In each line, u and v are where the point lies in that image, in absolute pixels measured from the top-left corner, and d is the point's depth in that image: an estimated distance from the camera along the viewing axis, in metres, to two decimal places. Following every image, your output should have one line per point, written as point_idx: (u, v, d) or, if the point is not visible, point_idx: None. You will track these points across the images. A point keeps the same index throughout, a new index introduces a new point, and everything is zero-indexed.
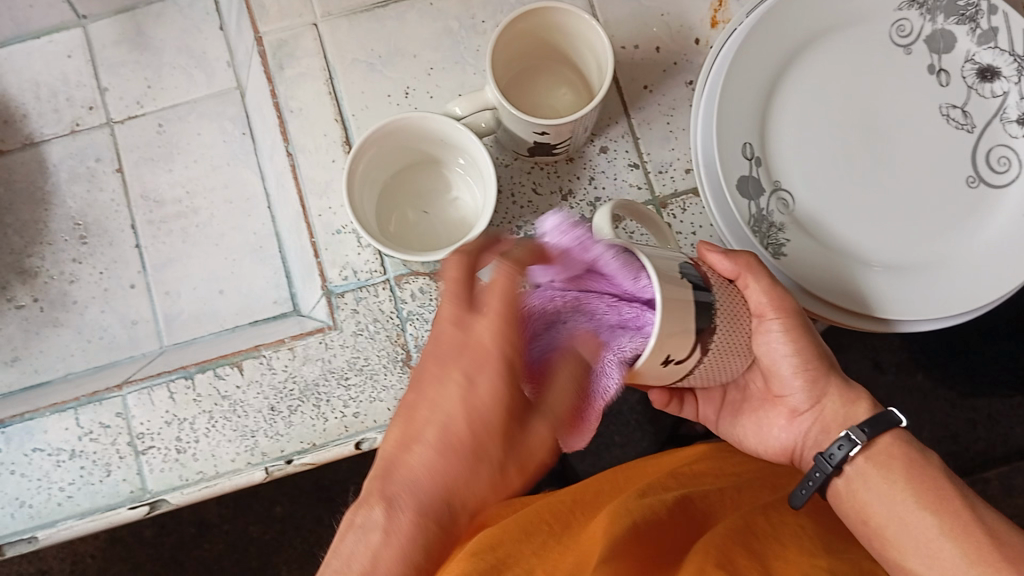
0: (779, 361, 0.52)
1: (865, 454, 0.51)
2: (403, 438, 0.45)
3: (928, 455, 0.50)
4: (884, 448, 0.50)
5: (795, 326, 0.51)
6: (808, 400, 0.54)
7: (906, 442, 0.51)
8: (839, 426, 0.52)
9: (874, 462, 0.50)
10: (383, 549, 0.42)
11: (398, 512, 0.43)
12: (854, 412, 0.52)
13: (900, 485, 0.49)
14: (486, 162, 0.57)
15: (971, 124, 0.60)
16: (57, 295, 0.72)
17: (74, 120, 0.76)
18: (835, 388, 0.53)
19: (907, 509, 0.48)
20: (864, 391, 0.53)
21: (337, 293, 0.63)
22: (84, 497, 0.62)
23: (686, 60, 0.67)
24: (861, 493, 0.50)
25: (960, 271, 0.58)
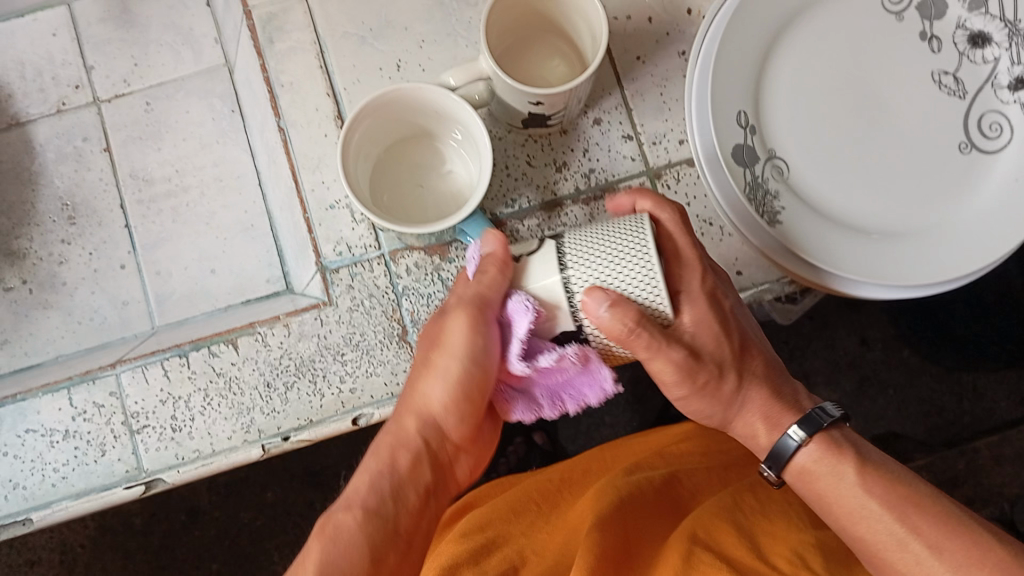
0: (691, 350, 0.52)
1: (790, 468, 0.51)
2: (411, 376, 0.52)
3: (848, 452, 0.49)
4: (813, 456, 0.50)
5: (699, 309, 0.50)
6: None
7: (828, 449, 0.50)
8: (769, 448, 0.52)
9: (800, 479, 0.50)
10: (353, 484, 0.48)
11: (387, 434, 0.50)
12: (774, 430, 0.52)
13: (833, 497, 0.49)
14: (480, 133, 0.56)
15: (964, 89, 0.60)
16: (47, 276, 0.71)
17: (61, 100, 0.75)
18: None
19: (854, 513, 0.48)
20: (790, 399, 0.54)
21: (332, 269, 0.63)
22: (79, 477, 0.61)
23: (679, 31, 0.67)
24: (803, 507, 0.51)
25: (953, 238, 0.58)
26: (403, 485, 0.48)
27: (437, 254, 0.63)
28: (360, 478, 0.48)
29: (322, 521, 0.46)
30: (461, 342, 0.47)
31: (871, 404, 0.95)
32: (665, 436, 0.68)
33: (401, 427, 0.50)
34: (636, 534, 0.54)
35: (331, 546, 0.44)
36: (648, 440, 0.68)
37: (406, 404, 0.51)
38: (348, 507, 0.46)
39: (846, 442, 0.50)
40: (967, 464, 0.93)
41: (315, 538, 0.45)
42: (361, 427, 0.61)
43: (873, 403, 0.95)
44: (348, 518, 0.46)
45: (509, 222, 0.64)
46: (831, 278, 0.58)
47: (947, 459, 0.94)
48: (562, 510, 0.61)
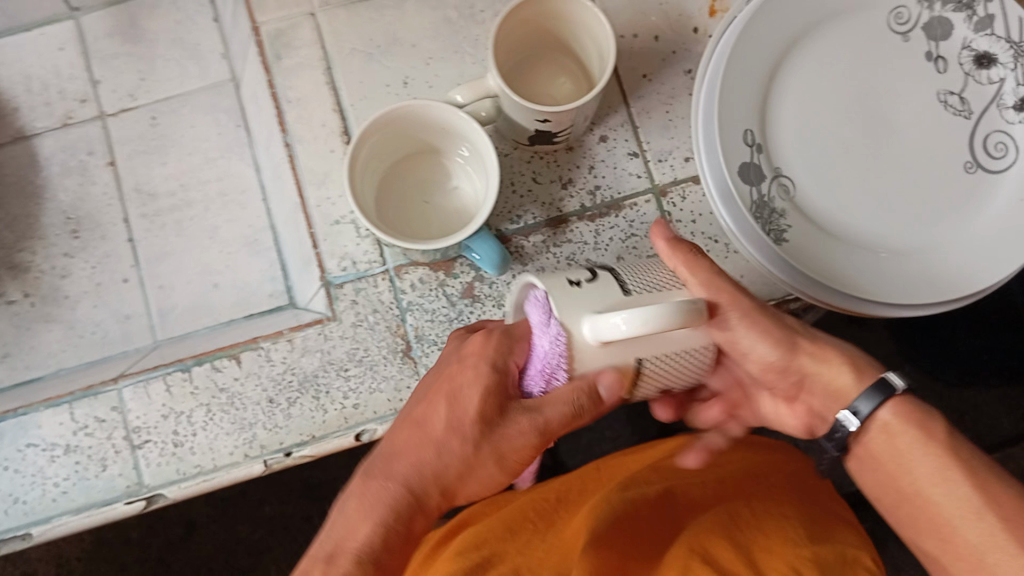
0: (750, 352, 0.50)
1: (872, 427, 0.49)
2: (416, 424, 0.49)
3: (933, 418, 0.47)
4: (884, 426, 0.48)
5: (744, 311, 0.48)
6: (797, 380, 0.51)
7: (910, 412, 0.48)
8: (834, 404, 0.50)
9: (880, 437, 0.48)
10: (349, 537, 0.46)
11: (378, 484, 0.48)
12: (842, 390, 0.49)
13: (912, 459, 0.47)
14: (487, 148, 0.56)
15: (969, 109, 0.60)
16: (49, 289, 0.71)
17: (66, 114, 0.75)
18: (807, 351, 0.50)
19: (919, 487, 0.46)
20: (847, 354, 0.50)
21: (336, 284, 0.63)
22: (79, 492, 0.60)
23: (685, 49, 0.67)
24: (874, 467, 0.49)
25: (962, 257, 0.58)
26: (406, 546, 0.48)
27: (442, 270, 0.63)
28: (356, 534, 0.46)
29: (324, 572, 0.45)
30: (519, 441, 0.46)
31: None
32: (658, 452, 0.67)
33: (413, 486, 0.48)
34: (628, 553, 0.53)
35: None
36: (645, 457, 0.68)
37: (395, 453, 0.49)
38: (354, 558, 0.45)
39: (930, 412, 0.48)
40: None
41: None
42: (364, 442, 0.61)
43: None
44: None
45: (514, 238, 0.64)
46: (839, 296, 0.58)
47: None
48: (558, 526, 0.61)
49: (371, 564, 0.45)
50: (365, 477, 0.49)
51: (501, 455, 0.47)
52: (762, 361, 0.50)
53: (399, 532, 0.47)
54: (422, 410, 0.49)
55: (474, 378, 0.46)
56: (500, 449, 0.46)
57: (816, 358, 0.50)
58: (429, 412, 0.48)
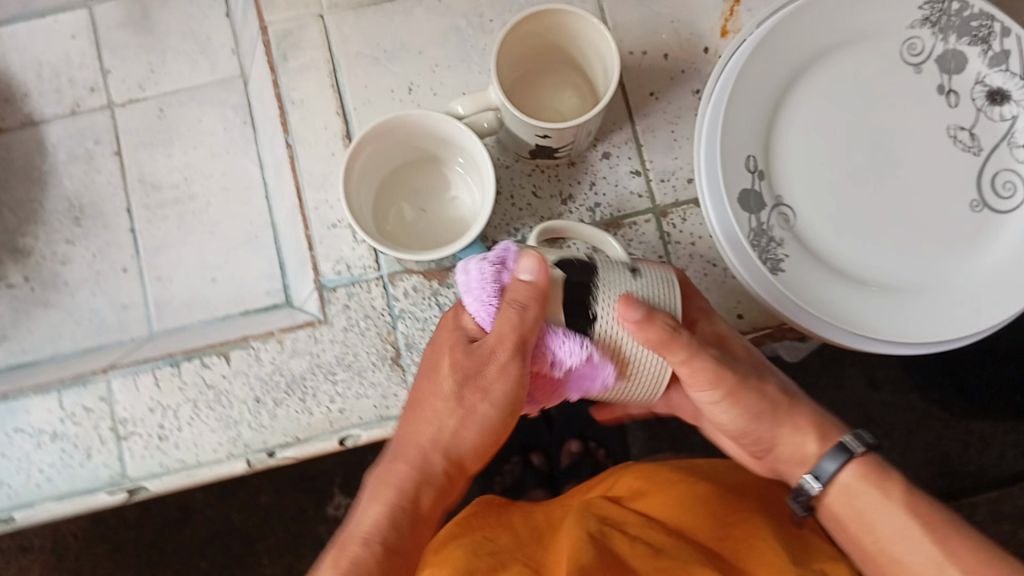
0: (726, 424, 0.54)
1: (833, 489, 0.51)
2: (414, 408, 0.52)
3: (891, 475, 0.50)
4: (845, 487, 0.51)
5: (729, 390, 0.51)
6: (766, 445, 0.55)
7: (870, 469, 0.50)
8: (797, 467, 0.54)
9: (842, 497, 0.51)
10: (360, 522, 0.49)
11: (393, 467, 0.51)
12: (807, 457, 0.53)
13: (872, 519, 0.49)
14: (484, 160, 0.56)
15: (979, 146, 0.59)
16: (50, 276, 0.72)
17: (75, 102, 0.75)
18: (784, 424, 0.54)
19: (882, 546, 0.49)
20: (817, 425, 0.54)
21: (329, 287, 0.63)
22: (63, 480, 0.61)
23: (694, 69, 0.66)
24: (837, 526, 0.51)
25: (957, 300, 0.57)
26: (420, 523, 0.50)
27: (435, 279, 0.62)
28: (370, 514, 0.49)
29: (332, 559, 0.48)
30: (502, 393, 0.47)
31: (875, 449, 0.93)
32: (648, 472, 0.65)
33: (419, 459, 0.51)
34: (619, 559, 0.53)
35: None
36: (637, 475, 0.66)
37: (403, 439, 0.52)
38: (364, 542, 0.48)
39: (887, 469, 0.51)
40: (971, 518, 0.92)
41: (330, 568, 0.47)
42: (347, 447, 0.61)
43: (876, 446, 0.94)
44: (371, 556, 0.47)
45: None
46: (827, 327, 0.57)
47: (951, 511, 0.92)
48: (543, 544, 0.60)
49: (380, 544, 0.48)
50: (379, 468, 0.52)
51: (489, 420, 0.49)
52: (736, 431, 0.54)
53: (406, 509, 0.50)
54: (425, 386, 0.51)
55: (447, 342, 0.49)
56: (485, 386, 0.47)
57: (790, 428, 0.54)
58: (421, 394, 0.52)
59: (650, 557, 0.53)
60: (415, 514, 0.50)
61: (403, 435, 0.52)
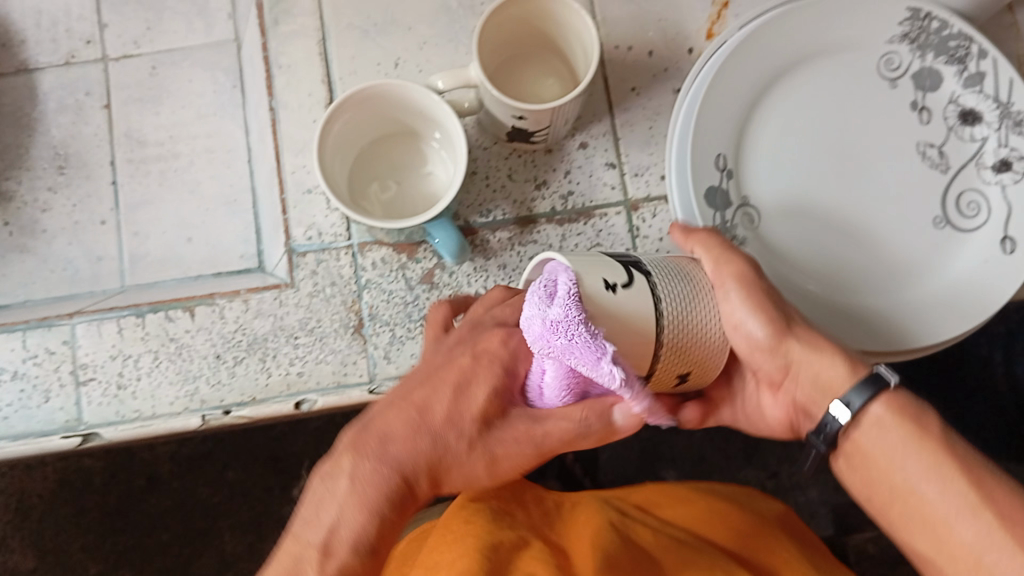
0: (741, 330, 0.48)
1: (861, 424, 0.46)
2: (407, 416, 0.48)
3: (927, 414, 0.45)
4: (874, 421, 0.46)
5: (751, 290, 0.48)
6: (782, 365, 0.50)
7: (904, 406, 0.45)
8: (821, 397, 0.48)
9: (870, 432, 0.46)
10: (340, 531, 0.45)
11: (360, 462, 0.47)
12: (832, 387, 0.47)
13: (900, 454, 0.44)
14: (459, 137, 0.57)
15: (947, 164, 0.60)
16: (28, 221, 0.73)
17: (70, 52, 0.76)
18: (800, 337, 0.49)
19: (912, 486, 0.44)
20: (840, 350, 0.48)
21: (299, 252, 0.64)
22: (19, 420, 0.61)
23: (677, 68, 0.67)
24: (863, 467, 0.46)
25: (905, 307, 0.58)
26: (394, 535, 0.47)
27: (404, 253, 0.63)
28: (345, 525, 0.45)
29: (315, 563, 0.44)
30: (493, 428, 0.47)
31: None
32: (663, 487, 0.65)
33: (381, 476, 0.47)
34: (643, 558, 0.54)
35: None
36: (652, 487, 0.66)
37: (377, 430, 0.48)
38: (348, 552, 0.45)
39: (922, 407, 0.45)
40: None
41: None
42: (303, 412, 0.62)
43: None
44: (357, 566, 0.44)
45: (480, 231, 0.64)
46: None
47: None
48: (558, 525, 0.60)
49: (364, 554, 0.45)
50: (325, 476, 0.47)
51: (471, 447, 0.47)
52: (752, 339, 0.49)
53: (386, 522, 0.46)
54: (422, 393, 0.49)
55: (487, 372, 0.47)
56: (468, 423, 0.47)
57: (806, 344, 0.49)
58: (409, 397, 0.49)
59: (676, 558, 0.54)
60: (392, 528, 0.47)
61: (387, 435, 0.48)
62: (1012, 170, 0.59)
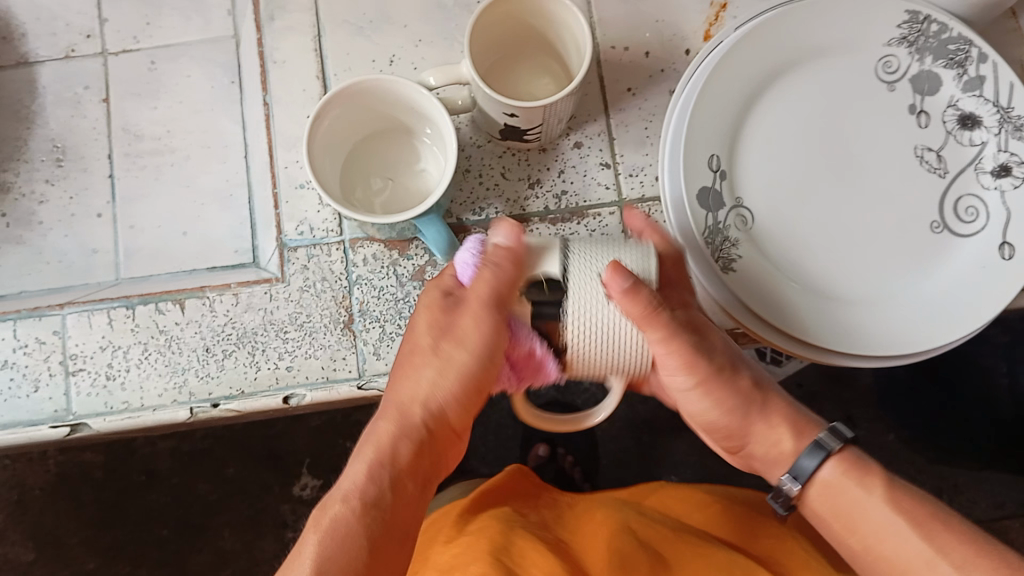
0: (696, 407, 0.52)
1: (814, 485, 0.50)
2: (406, 363, 0.50)
3: (872, 468, 0.49)
4: (835, 473, 0.49)
5: (703, 378, 0.50)
6: (740, 439, 0.53)
7: (852, 464, 0.49)
8: (782, 462, 0.52)
9: (826, 490, 0.50)
10: (341, 484, 0.46)
11: (374, 420, 0.50)
12: (781, 455, 0.52)
13: (859, 503, 0.48)
14: (449, 134, 0.56)
15: (945, 168, 0.59)
16: (24, 213, 0.73)
17: (70, 46, 0.76)
18: (756, 420, 0.52)
19: (873, 528, 0.47)
20: (791, 415, 0.53)
21: (290, 246, 0.64)
22: (8, 409, 0.61)
23: (673, 69, 0.66)
24: (824, 519, 0.50)
25: (897, 310, 0.58)
26: (401, 479, 0.47)
27: (396, 249, 0.63)
28: (349, 477, 0.47)
29: (315, 516, 0.45)
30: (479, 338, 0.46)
31: None
32: (684, 495, 0.62)
33: (401, 415, 0.49)
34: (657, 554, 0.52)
35: (331, 538, 0.43)
36: (672, 493, 0.63)
37: (391, 392, 0.50)
38: (346, 501, 0.45)
39: (871, 460, 0.50)
40: None
41: (312, 543, 0.43)
42: (291, 407, 0.62)
43: None
44: (350, 514, 0.45)
45: (472, 229, 0.64)
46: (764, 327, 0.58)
47: None
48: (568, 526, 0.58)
49: (361, 502, 0.45)
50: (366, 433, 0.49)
51: (465, 371, 0.48)
52: (709, 419, 0.53)
53: (384, 468, 0.47)
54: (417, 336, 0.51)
55: (432, 301, 0.49)
56: (471, 343, 0.47)
57: (765, 423, 0.52)
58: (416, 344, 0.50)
59: (689, 553, 0.51)
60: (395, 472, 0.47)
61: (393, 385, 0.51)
62: (1011, 175, 0.58)
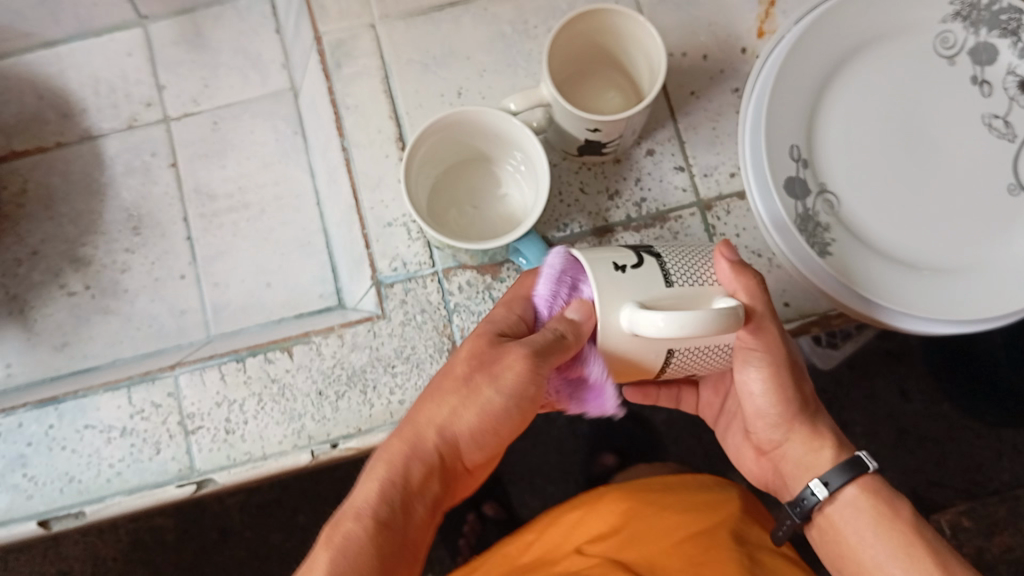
0: (753, 399, 0.52)
1: (834, 503, 0.53)
2: (438, 391, 0.51)
3: (900, 501, 0.51)
4: (850, 500, 0.52)
5: (773, 368, 0.50)
6: (777, 438, 0.54)
7: (879, 490, 0.52)
8: (801, 474, 0.54)
9: (845, 511, 0.52)
10: (358, 497, 0.49)
11: (392, 442, 0.51)
12: (814, 464, 0.53)
13: (870, 536, 0.51)
14: (539, 156, 0.58)
15: (1014, 134, 0.61)
16: (109, 283, 0.74)
17: (132, 116, 0.78)
18: (800, 429, 0.53)
19: (879, 563, 0.50)
20: (831, 437, 0.53)
21: (386, 283, 0.65)
22: (133, 474, 0.62)
23: (732, 69, 0.68)
24: (836, 540, 0.52)
25: (992, 278, 0.59)
26: (412, 499, 0.49)
27: (489, 274, 0.65)
28: (365, 491, 0.49)
29: (330, 527, 0.47)
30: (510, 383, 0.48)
31: (911, 458, 0.98)
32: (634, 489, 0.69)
33: (417, 438, 0.51)
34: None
35: (343, 552, 0.46)
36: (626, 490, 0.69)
37: (415, 417, 0.51)
38: (358, 517, 0.47)
39: (895, 493, 0.52)
40: (1009, 510, 0.98)
41: (323, 555, 0.46)
42: None
43: (912, 455, 0.98)
44: (360, 529, 0.47)
45: (560, 245, 0.66)
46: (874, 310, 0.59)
47: (988, 507, 0.98)
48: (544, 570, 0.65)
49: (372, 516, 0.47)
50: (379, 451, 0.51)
51: (489, 409, 0.49)
52: (761, 410, 0.53)
53: (399, 491, 0.49)
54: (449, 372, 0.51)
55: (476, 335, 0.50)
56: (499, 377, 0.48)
57: (807, 433, 0.53)
58: (446, 376, 0.51)
59: None
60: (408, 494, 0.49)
61: (417, 411, 0.52)
62: None
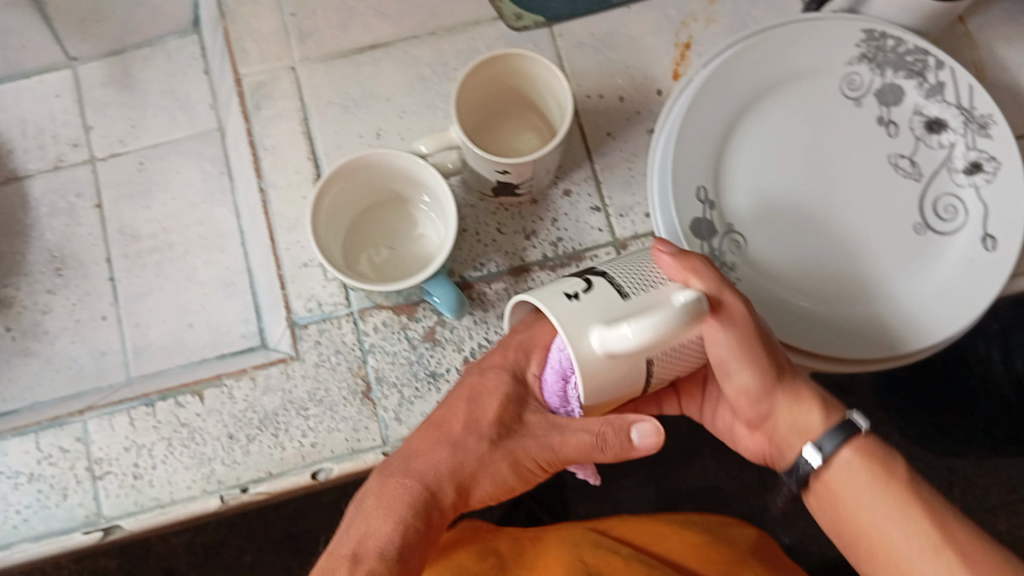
0: (730, 374, 0.51)
1: (832, 466, 0.50)
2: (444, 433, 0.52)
3: (895, 461, 0.49)
4: (848, 463, 0.50)
5: (744, 338, 0.49)
6: (764, 412, 0.53)
7: (874, 452, 0.50)
8: (795, 440, 0.52)
9: (842, 476, 0.50)
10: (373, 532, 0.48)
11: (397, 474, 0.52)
12: (808, 430, 0.51)
13: (869, 499, 0.48)
14: (445, 196, 0.58)
15: (919, 173, 0.62)
16: (30, 325, 0.73)
17: (58, 157, 0.78)
18: (787, 392, 0.52)
19: (880, 528, 0.48)
20: (817, 397, 0.52)
21: (301, 324, 0.65)
22: (39, 520, 0.61)
23: (648, 110, 0.69)
24: (835, 504, 0.50)
25: (899, 315, 0.59)
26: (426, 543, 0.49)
27: (404, 314, 0.64)
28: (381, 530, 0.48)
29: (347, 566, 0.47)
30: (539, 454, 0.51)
31: None
32: (646, 522, 0.68)
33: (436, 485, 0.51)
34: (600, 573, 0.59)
35: None
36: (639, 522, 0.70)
37: (414, 455, 0.52)
38: (379, 556, 0.47)
39: (892, 454, 0.50)
40: None
41: None
42: (320, 482, 0.62)
43: None
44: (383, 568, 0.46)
45: (476, 285, 0.66)
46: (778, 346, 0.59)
47: None
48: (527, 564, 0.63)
49: (398, 560, 0.47)
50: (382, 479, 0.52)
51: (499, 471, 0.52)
52: (741, 385, 0.51)
53: (416, 528, 0.49)
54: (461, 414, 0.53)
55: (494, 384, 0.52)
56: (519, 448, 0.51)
57: (790, 400, 0.52)
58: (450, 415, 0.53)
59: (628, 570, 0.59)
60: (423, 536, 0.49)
61: (423, 447, 0.52)
62: (983, 171, 0.61)
